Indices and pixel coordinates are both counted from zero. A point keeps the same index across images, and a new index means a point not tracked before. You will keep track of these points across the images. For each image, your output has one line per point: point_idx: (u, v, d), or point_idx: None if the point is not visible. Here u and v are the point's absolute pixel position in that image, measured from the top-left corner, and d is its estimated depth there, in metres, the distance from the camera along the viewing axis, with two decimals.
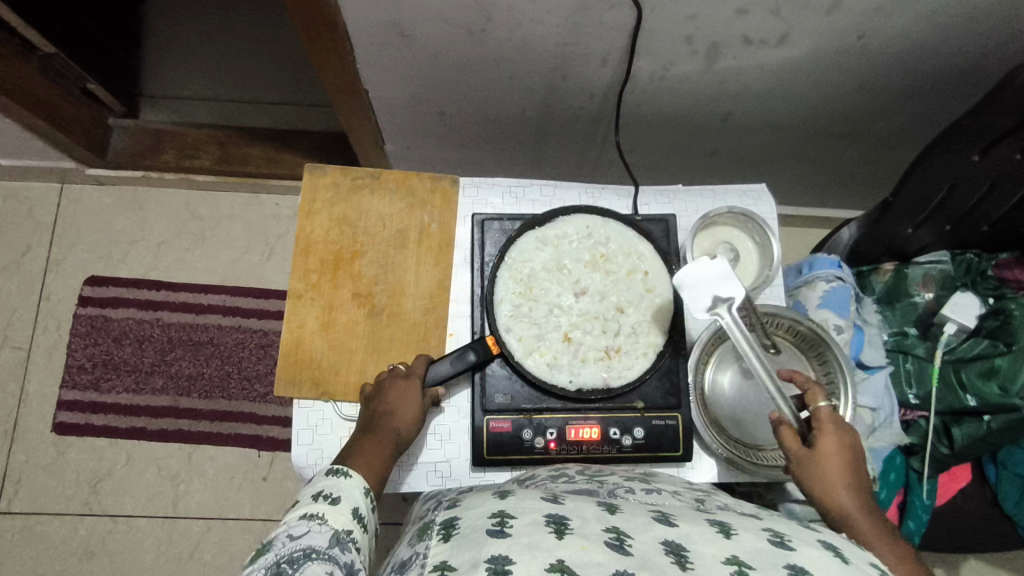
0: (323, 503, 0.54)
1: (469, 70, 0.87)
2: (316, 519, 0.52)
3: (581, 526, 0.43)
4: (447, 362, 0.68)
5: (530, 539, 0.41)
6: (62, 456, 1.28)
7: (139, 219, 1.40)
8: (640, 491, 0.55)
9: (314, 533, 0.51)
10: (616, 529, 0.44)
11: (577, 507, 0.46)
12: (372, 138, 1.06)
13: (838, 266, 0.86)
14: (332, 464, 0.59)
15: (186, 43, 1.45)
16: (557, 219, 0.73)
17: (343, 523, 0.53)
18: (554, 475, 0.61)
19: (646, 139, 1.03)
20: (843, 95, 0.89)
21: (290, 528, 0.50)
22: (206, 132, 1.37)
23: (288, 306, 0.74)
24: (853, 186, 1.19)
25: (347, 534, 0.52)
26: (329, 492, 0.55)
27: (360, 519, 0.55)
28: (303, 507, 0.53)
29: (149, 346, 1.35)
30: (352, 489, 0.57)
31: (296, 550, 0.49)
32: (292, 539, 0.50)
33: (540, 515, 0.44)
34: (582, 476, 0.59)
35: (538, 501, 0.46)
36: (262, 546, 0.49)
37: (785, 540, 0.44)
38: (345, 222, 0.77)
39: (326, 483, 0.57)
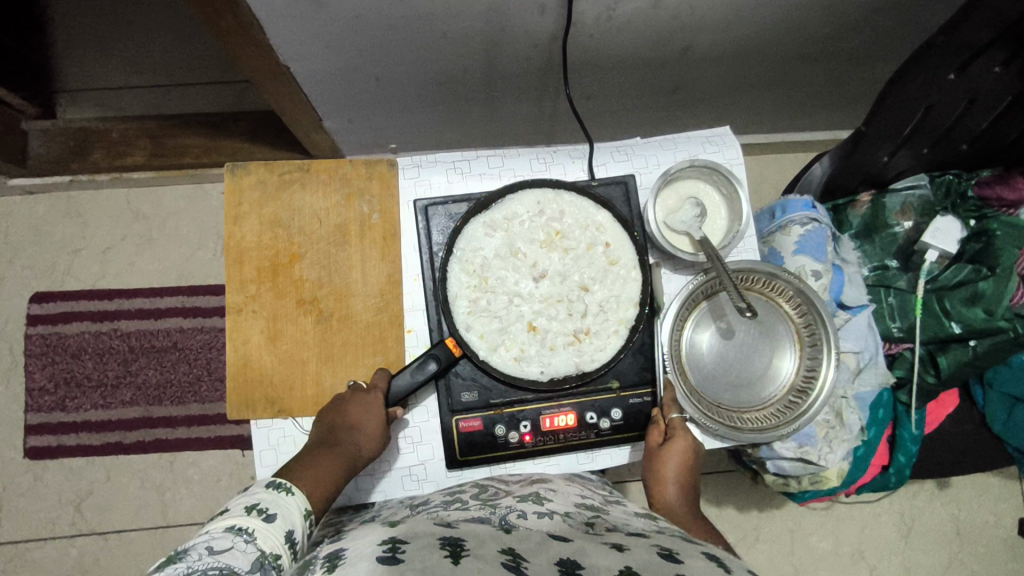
0: (255, 518, 0.51)
1: (397, 33, 0.78)
2: (243, 534, 0.49)
3: (476, 548, 0.43)
4: (407, 374, 0.63)
5: (423, 563, 0.40)
6: (40, 481, 1.24)
7: (77, 227, 1.31)
8: (532, 515, 0.53)
9: (236, 549, 0.47)
10: (512, 551, 0.43)
11: (472, 532, 0.46)
12: (307, 116, 0.98)
13: (812, 207, 0.81)
14: (278, 478, 0.56)
15: (97, 29, 1.32)
16: (506, 198, 0.66)
17: (272, 547, 0.50)
18: (447, 501, 0.60)
19: (603, 85, 0.95)
20: (809, 16, 0.81)
21: (212, 539, 0.47)
22: (134, 125, 1.25)
23: (229, 323, 0.68)
24: (829, 108, 1.12)
25: (274, 560, 0.49)
26: (266, 507, 0.52)
27: (292, 545, 0.51)
28: (232, 518, 0.50)
29: (111, 358, 1.29)
30: (291, 509, 0.54)
31: (215, 563, 0.45)
32: (212, 552, 0.46)
33: (434, 540, 0.44)
34: (476, 503, 0.59)
35: (431, 529, 0.47)
36: (175, 553, 0.45)
37: (672, 552, 0.44)
38: (278, 224, 0.70)
39: (263, 496, 0.53)
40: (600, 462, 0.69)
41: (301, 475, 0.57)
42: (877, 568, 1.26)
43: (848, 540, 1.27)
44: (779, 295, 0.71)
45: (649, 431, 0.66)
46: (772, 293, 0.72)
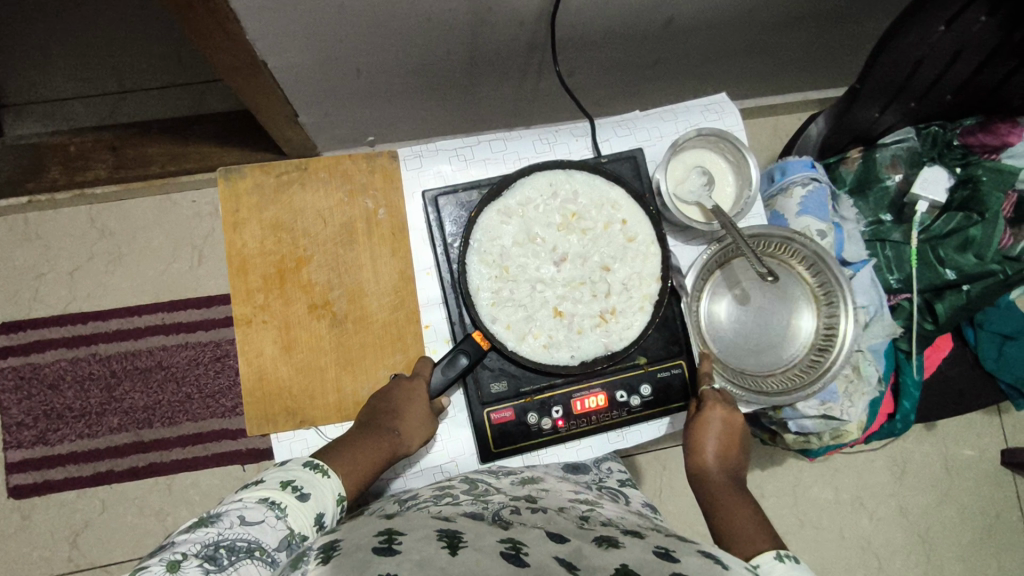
0: (289, 494, 0.50)
1: (380, 19, 0.75)
2: (275, 508, 0.48)
3: (474, 542, 0.41)
4: (439, 371, 0.62)
5: (420, 556, 0.38)
6: (29, 520, 1.18)
7: (40, 250, 1.23)
8: (524, 510, 0.51)
9: (267, 524, 0.47)
10: (510, 543, 0.42)
11: (470, 525, 0.45)
12: (284, 113, 0.94)
13: (812, 166, 0.82)
14: (316, 459, 0.55)
15: (40, 37, 1.24)
16: (517, 183, 0.65)
17: (302, 526, 0.49)
18: (437, 496, 0.56)
19: (587, 61, 0.94)
20: None
21: (244, 511, 0.47)
22: (91, 138, 1.19)
23: (239, 335, 0.65)
24: (805, 69, 1.14)
25: (301, 540, 0.48)
26: (301, 484, 0.51)
27: (323, 526, 0.50)
28: (268, 489, 0.50)
29: (92, 385, 1.23)
30: (325, 491, 0.52)
31: (242, 537, 0.46)
32: (242, 524, 0.46)
33: (431, 532, 0.43)
34: (467, 497, 0.55)
35: (429, 521, 0.46)
36: (209, 517, 0.46)
37: (669, 551, 0.43)
38: (280, 228, 0.67)
39: (302, 472, 0.53)
40: (631, 439, 0.69)
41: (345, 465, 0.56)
42: (880, 512, 1.30)
43: (851, 489, 1.30)
44: (795, 259, 0.71)
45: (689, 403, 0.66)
46: (788, 257, 0.72)
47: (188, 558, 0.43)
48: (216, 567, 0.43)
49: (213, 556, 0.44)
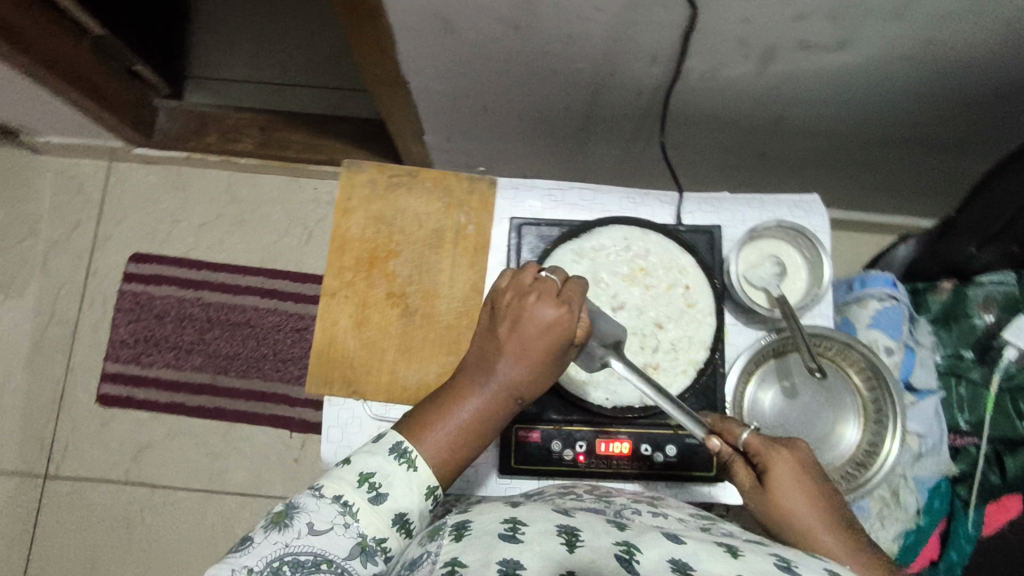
0: (363, 495, 0.53)
1: (512, 67, 0.84)
2: (345, 514, 0.53)
3: (591, 539, 0.46)
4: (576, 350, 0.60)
5: (538, 546, 0.44)
6: (106, 426, 1.32)
7: (181, 199, 1.41)
8: (647, 513, 0.54)
9: (337, 534, 0.52)
10: (626, 543, 0.46)
11: (586, 521, 0.48)
12: (411, 127, 1.05)
13: (893, 284, 0.82)
14: (404, 442, 0.57)
15: (232, 24, 1.44)
16: (594, 231, 0.71)
17: (377, 530, 0.53)
18: (562, 491, 0.61)
19: (694, 139, 0.98)
20: (904, 101, 0.84)
21: (312, 520, 0.52)
22: (248, 116, 1.37)
23: (322, 303, 0.74)
24: (915, 192, 1.13)
25: (378, 543, 0.53)
26: (378, 483, 0.54)
27: (402, 526, 0.54)
28: (342, 487, 0.54)
29: (189, 324, 1.38)
30: (407, 487, 0.55)
31: (309, 550, 0.51)
32: (310, 535, 0.51)
33: (552, 524, 0.47)
34: (590, 496, 0.59)
35: (549, 513, 0.50)
36: (284, 520, 0.52)
37: (791, 566, 0.44)
38: (381, 221, 0.76)
39: (383, 465, 0.55)
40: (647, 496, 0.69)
41: (423, 433, 0.57)
42: None
43: None
44: (850, 365, 0.71)
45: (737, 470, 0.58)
46: (844, 363, 0.72)
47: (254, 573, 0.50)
48: None
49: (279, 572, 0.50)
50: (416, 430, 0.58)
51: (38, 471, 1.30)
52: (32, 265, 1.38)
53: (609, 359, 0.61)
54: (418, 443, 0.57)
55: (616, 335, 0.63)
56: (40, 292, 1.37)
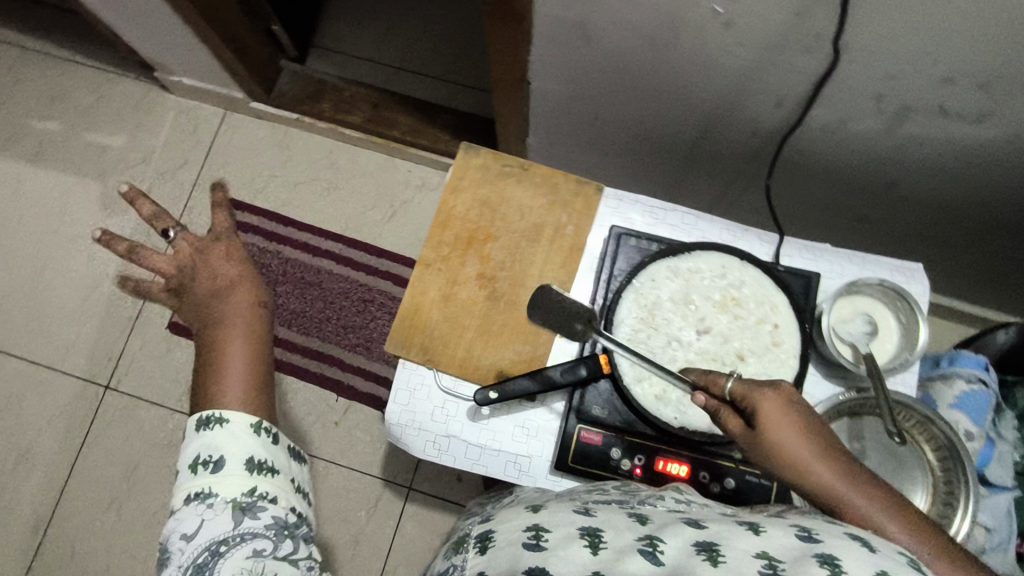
0: (203, 473, 0.56)
1: (636, 87, 0.86)
2: (204, 501, 0.55)
3: (614, 538, 0.44)
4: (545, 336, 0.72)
5: (562, 551, 0.43)
6: (169, 353, 1.37)
7: (284, 157, 1.48)
8: (670, 500, 0.54)
9: (209, 521, 0.54)
10: (648, 536, 0.44)
11: (608, 519, 0.47)
12: (518, 128, 1.08)
13: (983, 368, 0.80)
14: (206, 412, 0.61)
15: (364, 6, 1.53)
16: (693, 253, 0.72)
17: (230, 486, 0.56)
18: (589, 488, 0.61)
19: (796, 189, 0.98)
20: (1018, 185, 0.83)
21: (180, 529, 0.54)
22: (363, 91, 1.44)
23: (416, 271, 0.77)
24: (1008, 286, 1.10)
25: (248, 496, 0.56)
26: (207, 457, 0.57)
27: (255, 468, 0.57)
28: (184, 487, 0.56)
29: (264, 275, 1.42)
30: (220, 440, 0.58)
31: (201, 547, 0.53)
32: (189, 539, 0.53)
33: (574, 527, 0.46)
34: (616, 490, 0.59)
35: (571, 513, 0.49)
36: (165, 551, 0.54)
37: (812, 534, 0.42)
38: (486, 205, 0.79)
39: (200, 440, 0.59)
40: None
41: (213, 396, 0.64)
42: None
43: None
44: (927, 441, 0.69)
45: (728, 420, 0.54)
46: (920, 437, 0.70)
47: None
48: None
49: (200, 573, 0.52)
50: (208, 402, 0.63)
51: (100, 381, 1.35)
52: (139, 189, 1.47)
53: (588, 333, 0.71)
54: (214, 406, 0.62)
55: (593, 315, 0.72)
56: (140, 216, 1.45)
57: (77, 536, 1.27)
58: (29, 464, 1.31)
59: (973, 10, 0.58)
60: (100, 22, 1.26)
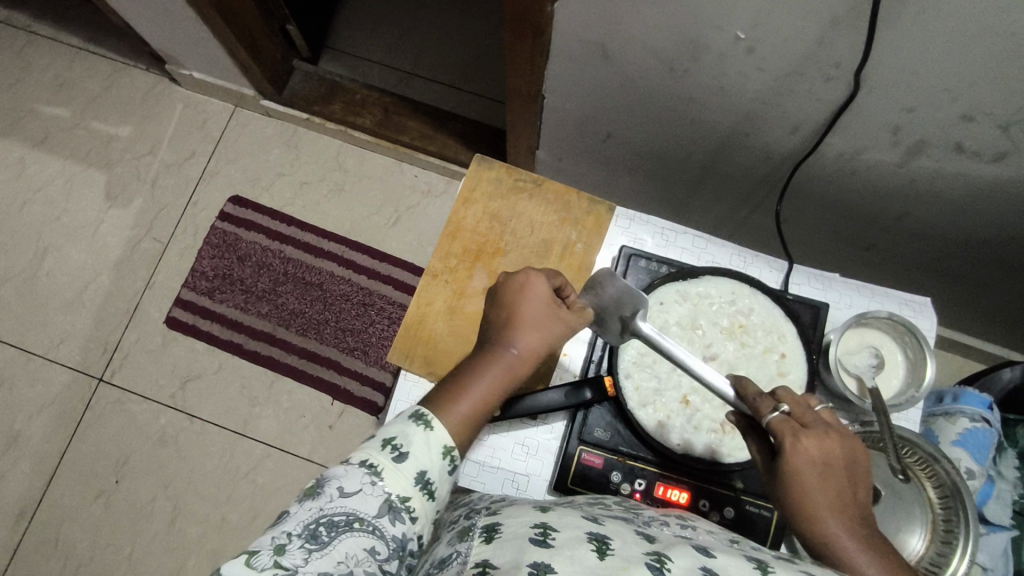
0: (387, 456, 0.52)
1: (651, 107, 0.86)
2: (372, 474, 0.51)
3: (621, 549, 0.44)
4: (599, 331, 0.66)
5: (571, 551, 0.43)
6: (165, 347, 1.36)
7: (291, 156, 1.47)
8: (675, 525, 0.54)
9: (365, 494, 0.50)
10: (656, 553, 0.44)
11: (616, 531, 0.47)
12: (529, 141, 1.08)
13: (987, 407, 0.80)
14: (423, 408, 0.57)
15: (379, 9, 1.53)
16: (703, 278, 0.72)
17: (400, 488, 0.51)
18: (591, 501, 0.60)
19: (804, 216, 0.98)
20: None
21: (342, 484, 0.50)
22: (374, 94, 1.43)
23: (423, 281, 0.76)
24: (1009, 321, 1.10)
25: (402, 502, 0.51)
26: (400, 444, 0.53)
27: (425, 487, 0.52)
28: (367, 452, 0.52)
29: (266, 273, 1.41)
30: (425, 445, 0.54)
31: (342, 511, 0.49)
32: (340, 496, 0.50)
33: (582, 532, 0.46)
34: (619, 507, 0.58)
35: (578, 518, 0.49)
36: (315, 490, 0.50)
37: None
38: (496, 219, 0.78)
39: (403, 428, 0.54)
40: None
41: (453, 404, 0.57)
42: None
43: None
44: (928, 478, 0.68)
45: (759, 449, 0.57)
46: (921, 475, 0.69)
47: (292, 540, 0.47)
48: (316, 545, 0.47)
49: (314, 534, 0.48)
50: (442, 402, 0.57)
51: (94, 372, 1.34)
52: (144, 181, 1.46)
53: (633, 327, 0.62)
54: (441, 412, 0.56)
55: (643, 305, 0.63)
56: (144, 208, 1.44)
57: (61, 529, 1.26)
58: (16, 454, 1.30)
59: (996, 51, 0.59)
60: (114, 12, 1.26)
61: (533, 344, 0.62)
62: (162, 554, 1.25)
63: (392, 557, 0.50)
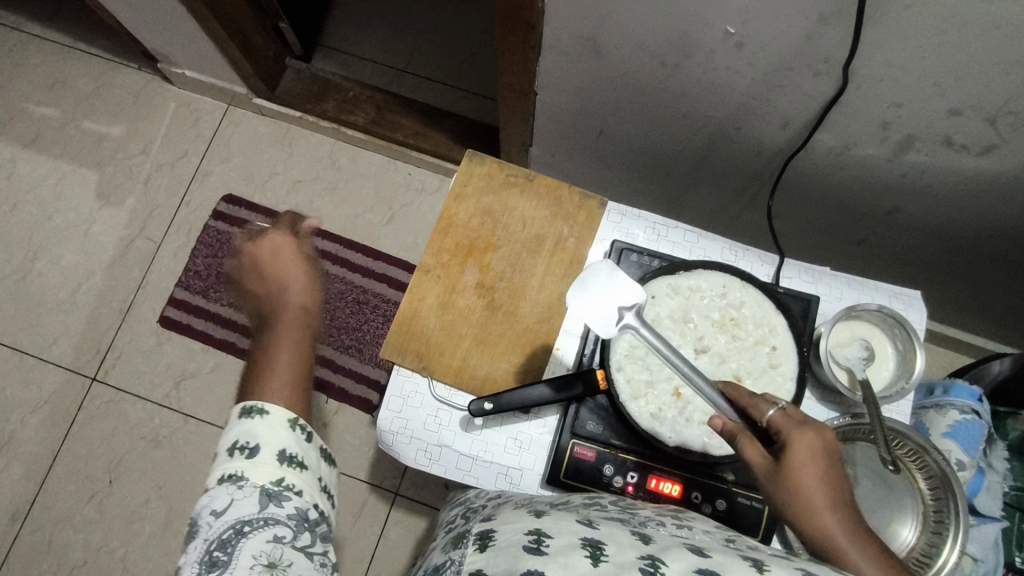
0: (239, 458, 0.54)
1: (644, 103, 0.86)
2: (235, 482, 0.52)
3: (616, 553, 0.44)
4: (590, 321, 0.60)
5: (565, 559, 0.43)
6: (159, 346, 1.36)
7: (285, 154, 1.47)
8: (670, 525, 0.54)
9: (238, 502, 0.52)
10: (650, 556, 0.44)
11: (611, 534, 0.47)
12: (522, 137, 1.08)
13: (978, 399, 0.80)
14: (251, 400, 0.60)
15: (372, 8, 1.53)
16: (694, 271, 0.72)
17: (267, 477, 0.53)
18: (586, 501, 0.60)
19: (797, 211, 0.99)
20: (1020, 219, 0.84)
21: (212, 505, 0.51)
22: (368, 92, 1.43)
23: (415, 277, 0.76)
24: (1001, 315, 1.10)
25: (278, 486, 0.53)
26: (246, 442, 0.55)
27: (286, 459, 0.55)
28: (220, 468, 0.54)
29: None
30: (260, 429, 0.56)
31: (225, 527, 0.50)
32: (217, 517, 0.51)
33: (576, 537, 0.46)
34: (614, 508, 0.58)
35: (574, 523, 0.48)
36: (192, 528, 0.51)
37: None
38: (488, 214, 0.79)
39: (240, 428, 0.57)
40: None
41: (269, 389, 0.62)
42: None
43: None
44: (919, 469, 0.68)
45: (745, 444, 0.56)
46: (913, 466, 0.69)
47: None
48: (218, 567, 0.48)
49: (213, 561, 0.49)
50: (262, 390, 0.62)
51: (87, 372, 1.34)
52: (137, 180, 1.45)
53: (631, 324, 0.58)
54: (263, 395, 0.61)
55: (639, 305, 0.58)
56: (137, 207, 1.44)
57: (55, 531, 1.25)
58: (9, 455, 1.29)
59: (983, 45, 0.59)
60: (105, 10, 1.25)
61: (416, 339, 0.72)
62: (156, 555, 1.24)
63: (299, 532, 0.52)
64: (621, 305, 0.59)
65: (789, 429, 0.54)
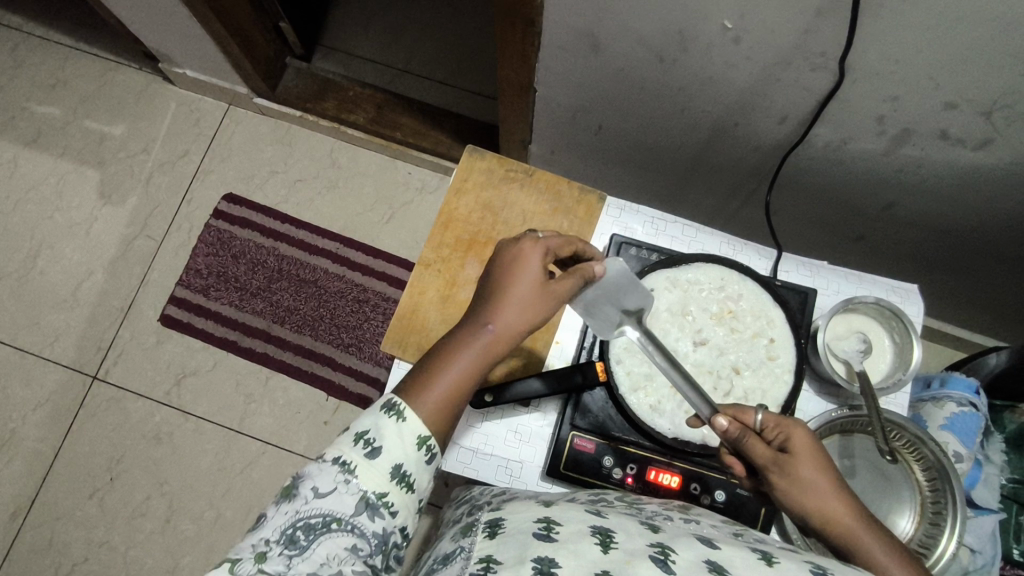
0: (359, 450, 0.51)
1: (643, 99, 0.87)
2: (346, 473, 0.50)
3: (626, 541, 0.45)
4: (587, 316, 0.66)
5: (576, 545, 0.43)
6: (160, 344, 1.36)
7: (285, 153, 1.48)
8: (678, 519, 0.54)
9: (340, 493, 0.49)
10: (660, 545, 0.45)
11: (621, 523, 0.48)
12: (522, 135, 1.09)
13: (975, 391, 0.81)
14: (397, 399, 0.54)
15: (372, 8, 1.53)
16: (692, 265, 0.73)
17: (376, 484, 0.50)
18: (591, 495, 0.60)
19: (794, 207, 1.00)
20: (1015, 213, 0.84)
21: (316, 483, 0.49)
22: (368, 91, 1.44)
23: (416, 271, 0.77)
24: (999, 311, 1.11)
25: (378, 497, 0.50)
26: (373, 438, 0.51)
27: (400, 479, 0.51)
28: (339, 448, 0.51)
29: (261, 270, 1.41)
30: (399, 437, 0.52)
31: (319, 511, 0.49)
32: (315, 497, 0.49)
33: (585, 526, 0.46)
34: (621, 502, 0.58)
35: (582, 513, 0.49)
36: (291, 492, 0.50)
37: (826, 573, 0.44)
38: (488, 209, 0.79)
39: (375, 420, 0.52)
40: None
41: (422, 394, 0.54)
42: None
43: None
44: (916, 460, 0.69)
45: (751, 446, 0.59)
46: (909, 457, 0.70)
47: (272, 548, 0.47)
48: (296, 549, 0.47)
49: (293, 538, 0.48)
50: (416, 387, 0.54)
51: (88, 370, 1.34)
52: (138, 178, 1.46)
53: (626, 330, 0.66)
54: (415, 397, 0.54)
55: (643, 307, 0.67)
56: (138, 206, 1.45)
57: (56, 528, 1.26)
58: (11, 453, 1.30)
59: (977, 38, 0.60)
60: (107, 10, 1.26)
61: (512, 326, 0.57)
62: (157, 552, 1.25)
63: (376, 553, 0.50)
64: (625, 305, 0.67)
65: (789, 429, 0.58)
